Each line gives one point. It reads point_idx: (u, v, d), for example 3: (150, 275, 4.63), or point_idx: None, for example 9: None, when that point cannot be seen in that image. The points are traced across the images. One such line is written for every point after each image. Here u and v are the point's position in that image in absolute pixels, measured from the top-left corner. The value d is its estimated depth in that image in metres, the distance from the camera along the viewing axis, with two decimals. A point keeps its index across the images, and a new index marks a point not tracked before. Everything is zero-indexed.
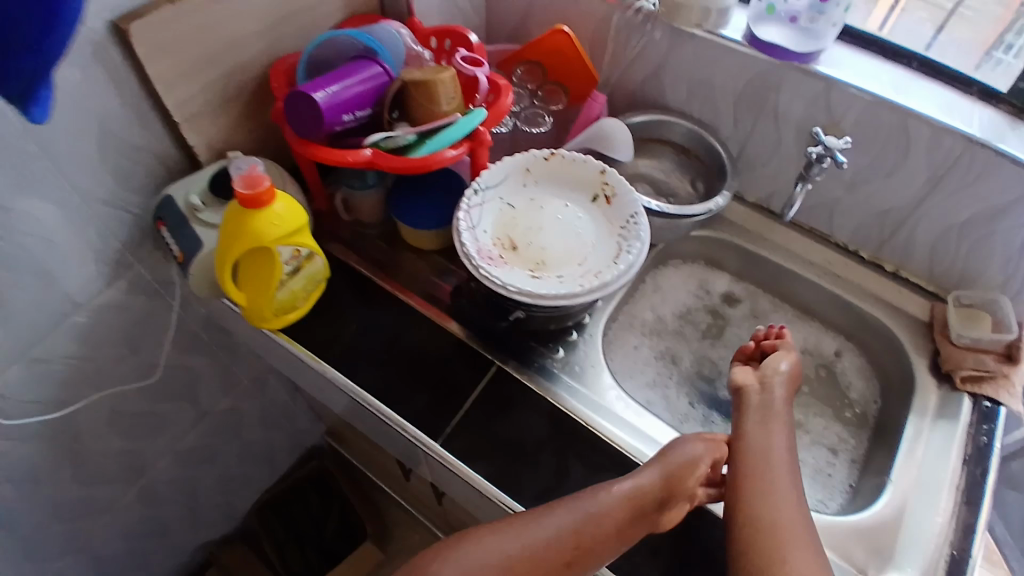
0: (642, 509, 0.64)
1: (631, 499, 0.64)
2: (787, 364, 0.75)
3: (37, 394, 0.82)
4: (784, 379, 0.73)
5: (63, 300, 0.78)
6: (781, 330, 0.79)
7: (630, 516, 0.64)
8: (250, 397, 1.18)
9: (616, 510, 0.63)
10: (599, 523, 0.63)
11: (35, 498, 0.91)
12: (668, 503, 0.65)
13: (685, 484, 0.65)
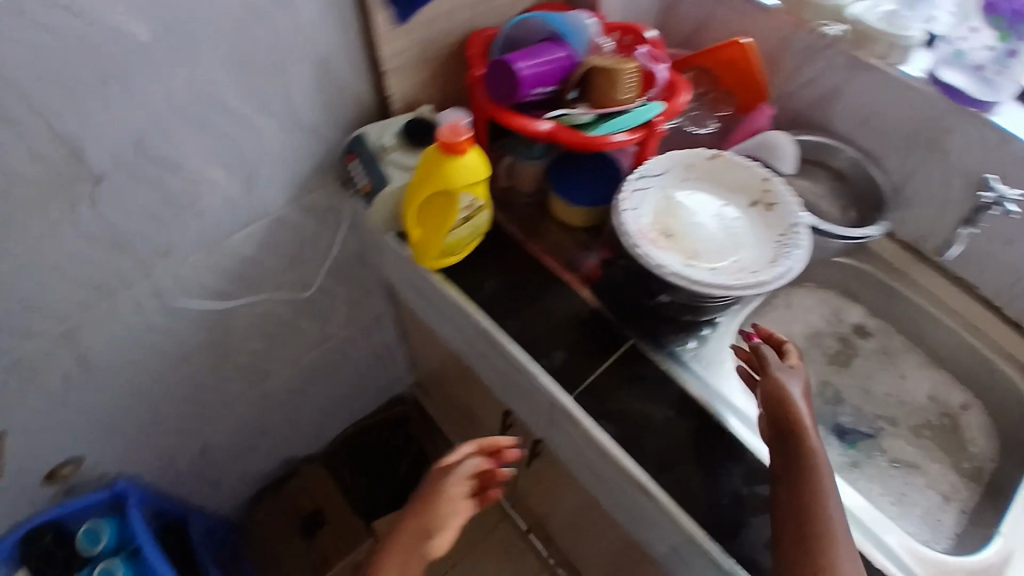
0: (420, 535, 0.68)
1: (400, 534, 0.69)
2: (788, 380, 0.66)
3: (210, 282, 0.90)
4: (791, 398, 0.65)
5: (253, 204, 0.87)
6: (771, 334, 0.72)
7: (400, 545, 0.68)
8: (366, 337, 1.26)
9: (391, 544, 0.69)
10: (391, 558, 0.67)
11: (181, 377, 0.98)
12: (432, 529, 0.68)
13: (441, 490, 0.70)
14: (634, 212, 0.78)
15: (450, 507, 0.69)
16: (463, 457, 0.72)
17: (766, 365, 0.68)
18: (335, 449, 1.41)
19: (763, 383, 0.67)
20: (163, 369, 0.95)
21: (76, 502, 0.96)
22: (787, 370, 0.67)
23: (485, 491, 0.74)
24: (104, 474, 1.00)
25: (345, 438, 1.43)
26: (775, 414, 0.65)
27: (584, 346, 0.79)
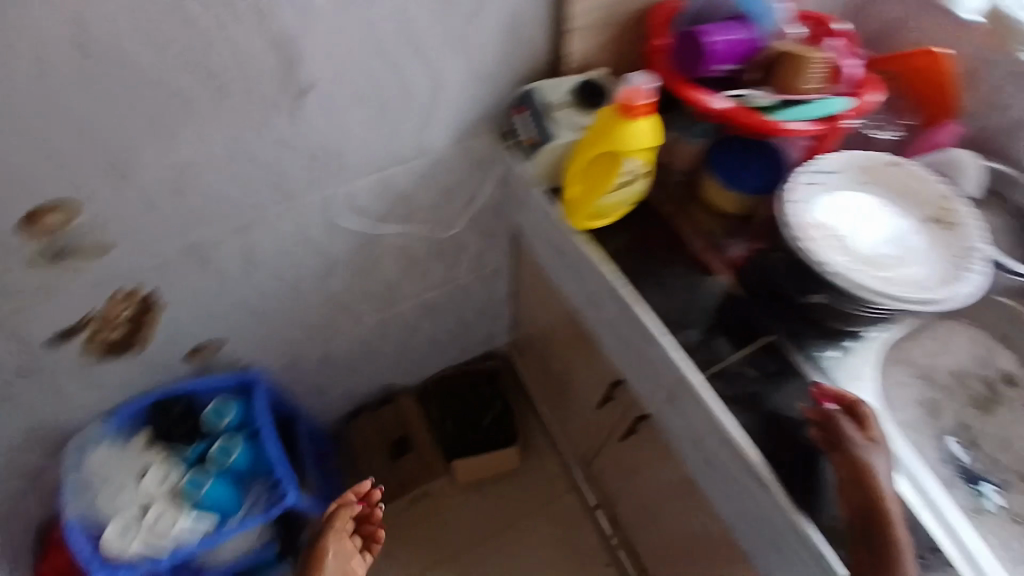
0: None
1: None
2: (872, 458, 0.64)
3: (366, 208, 0.92)
4: (878, 478, 0.63)
5: (418, 142, 0.88)
6: (849, 401, 0.69)
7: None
8: (481, 290, 1.28)
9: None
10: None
11: (319, 291, 1.02)
12: None
13: (342, 516, 0.97)
14: (808, 226, 0.76)
15: (338, 567, 0.95)
16: (346, 510, 0.98)
17: (844, 441, 0.65)
18: (426, 386, 1.49)
19: (843, 458, 0.65)
20: (310, 281, 0.99)
21: (207, 382, 1.02)
22: (868, 447, 0.65)
23: (372, 540, 1.01)
24: (237, 362, 1.05)
25: (438, 378, 1.50)
26: (859, 490, 0.64)
27: (718, 334, 0.78)
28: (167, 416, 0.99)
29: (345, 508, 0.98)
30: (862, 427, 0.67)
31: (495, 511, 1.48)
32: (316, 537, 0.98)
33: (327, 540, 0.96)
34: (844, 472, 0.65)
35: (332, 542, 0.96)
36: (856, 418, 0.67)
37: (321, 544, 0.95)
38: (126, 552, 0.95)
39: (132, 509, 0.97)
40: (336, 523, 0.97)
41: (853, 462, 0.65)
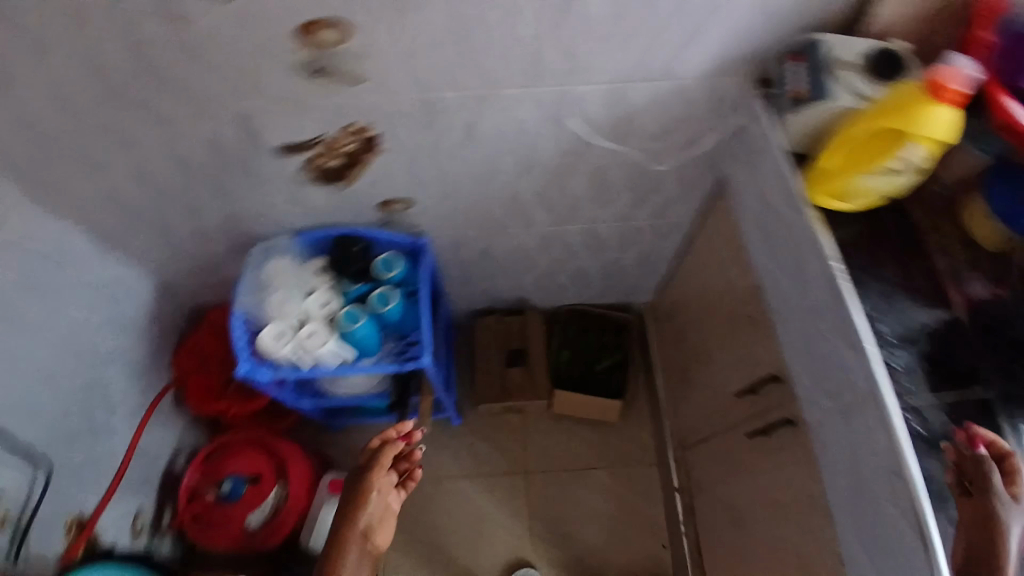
0: (359, 533, 0.98)
1: (349, 515, 0.98)
2: (1008, 516, 0.60)
3: (587, 117, 0.89)
4: (1005, 536, 0.59)
5: (670, 65, 0.82)
6: (1002, 451, 0.63)
7: (347, 536, 0.97)
8: (650, 240, 1.24)
9: (337, 544, 0.96)
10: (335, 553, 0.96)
11: (508, 184, 1.02)
12: (367, 517, 0.99)
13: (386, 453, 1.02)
14: None
15: (377, 498, 1.00)
16: (389, 450, 1.02)
17: (984, 491, 0.61)
18: (558, 314, 1.53)
19: (974, 505, 0.61)
20: (505, 171, 0.99)
21: (388, 234, 1.09)
22: (1009, 504, 0.61)
23: (408, 478, 1.05)
24: (414, 225, 1.11)
25: (572, 310, 1.52)
26: (979, 540, 0.60)
27: (924, 367, 0.70)
28: (348, 250, 1.06)
29: (388, 446, 1.02)
30: (1006, 481, 0.62)
31: (572, 450, 1.51)
32: (360, 472, 1.02)
33: (375, 476, 1.00)
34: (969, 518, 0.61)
35: (379, 480, 1.00)
36: (1003, 470, 0.63)
37: (367, 481, 1.00)
38: (276, 351, 1.04)
39: (293, 316, 1.06)
40: (381, 464, 1.01)
41: (985, 513, 0.61)
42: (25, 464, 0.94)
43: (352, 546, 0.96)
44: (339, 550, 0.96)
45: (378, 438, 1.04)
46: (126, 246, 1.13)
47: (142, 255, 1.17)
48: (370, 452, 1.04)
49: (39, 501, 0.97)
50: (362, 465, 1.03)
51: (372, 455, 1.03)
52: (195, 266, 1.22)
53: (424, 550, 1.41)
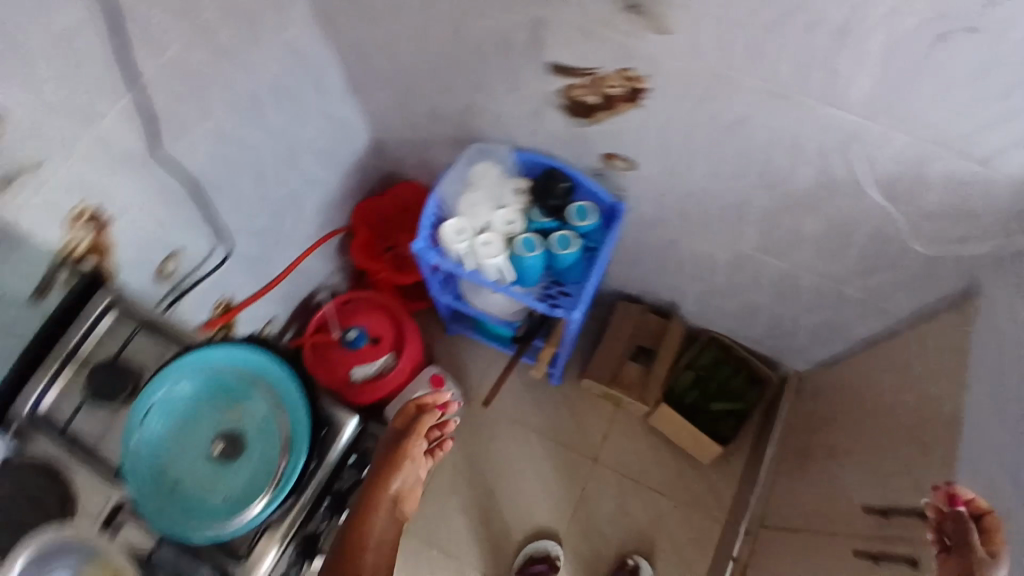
0: (378, 507, 0.84)
1: (378, 486, 0.86)
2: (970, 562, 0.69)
3: (863, 160, 0.82)
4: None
5: (991, 149, 0.72)
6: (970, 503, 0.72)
7: (382, 499, 0.85)
8: (848, 312, 1.13)
9: (369, 510, 0.83)
10: (365, 524, 0.82)
11: (738, 189, 0.98)
12: (390, 490, 0.86)
13: (421, 424, 0.95)
14: None
15: (412, 467, 0.91)
16: (424, 418, 0.96)
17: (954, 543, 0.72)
18: (699, 337, 1.46)
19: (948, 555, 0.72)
20: (744, 176, 0.94)
21: (595, 185, 1.09)
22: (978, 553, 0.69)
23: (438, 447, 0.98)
24: (623, 188, 1.09)
25: (715, 340, 1.44)
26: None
27: None
28: (552, 184, 1.08)
29: (426, 414, 0.96)
30: (982, 537, 0.70)
31: (648, 463, 1.46)
32: (390, 440, 0.94)
33: (411, 446, 0.92)
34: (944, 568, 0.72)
35: (414, 446, 0.93)
36: (981, 525, 0.71)
37: (398, 449, 0.91)
38: (452, 244, 1.10)
39: (478, 221, 1.11)
40: (416, 432, 0.94)
41: (957, 564, 0.70)
42: (212, 237, 1.07)
43: (384, 509, 0.85)
44: (369, 519, 0.83)
45: (413, 405, 0.98)
46: (370, 96, 1.23)
47: (378, 109, 1.26)
48: (403, 419, 0.97)
49: (213, 272, 1.10)
50: (392, 432, 0.95)
51: (406, 422, 0.96)
52: (413, 137, 1.29)
53: (475, 475, 1.45)
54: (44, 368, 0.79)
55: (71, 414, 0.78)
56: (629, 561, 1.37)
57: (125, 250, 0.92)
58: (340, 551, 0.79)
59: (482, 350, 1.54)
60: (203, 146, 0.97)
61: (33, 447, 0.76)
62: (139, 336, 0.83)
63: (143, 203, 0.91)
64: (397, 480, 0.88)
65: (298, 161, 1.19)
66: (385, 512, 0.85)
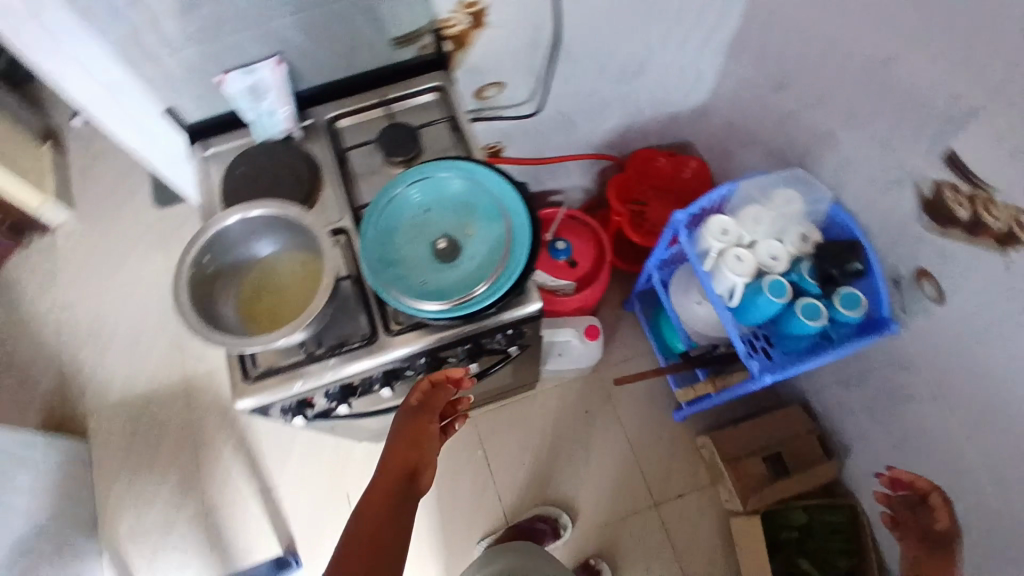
0: (387, 498, 0.69)
1: (387, 476, 0.71)
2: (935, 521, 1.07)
3: None
4: (927, 526, 1.11)
5: None
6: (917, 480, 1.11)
7: (393, 488, 0.70)
8: None
9: (372, 507, 0.68)
10: (372, 522, 0.66)
11: None
12: (404, 478, 0.72)
13: (432, 402, 0.80)
14: None
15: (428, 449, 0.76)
16: (441, 392, 0.81)
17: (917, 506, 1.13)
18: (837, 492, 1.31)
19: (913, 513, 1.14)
20: None
21: (883, 290, 1.00)
22: (936, 519, 1.07)
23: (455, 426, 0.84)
24: (911, 310, 1.00)
25: (853, 509, 1.28)
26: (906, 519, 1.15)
27: None
28: (840, 257, 1.02)
29: (442, 389, 0.82)
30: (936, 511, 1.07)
31: (698, 547, 1.35)
32: (402, 415, 0.79)
33: (420, 425, 0.77)
34: (910, 538, 1.14)
35: (429, 424, 0.78)
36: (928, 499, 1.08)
37: (413, 426, 0.77)
38: (710, 239, 1.07)
39: (747, 236, 1.08)
40: (429, 411, 0.79)
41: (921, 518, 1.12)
42: (529, 94, 1.11)
43: (391, 496, 0.69)
44: (376, 514, 0.67)
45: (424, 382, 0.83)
46: (742, 68, 1.18)
47: (739, 83, 1.22)
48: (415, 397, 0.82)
49: (510, 118, 1.16)
50: (408, 408, 0.80)
51: (419, 397, 0.81)
52: (746, 128, 1.24)
53: (552, 429, 1.46)
54: (361, 99, 0.94)
55: (354, 144, 0.92)
56: (591, 560, 1.33)
57: (471, 56, 0.99)
58: (344, 560, 0.62)
59: (640, 342, 1.52)
60: (600, 19, 1.00)
61: (319, 144, 0.92)
62: (440, 124, 0.92)
63: (518, 24, 0.95)
64: (406, 464, 0.72)
65: (642, 81, 1.21)
66: (398, 500, 0.69)
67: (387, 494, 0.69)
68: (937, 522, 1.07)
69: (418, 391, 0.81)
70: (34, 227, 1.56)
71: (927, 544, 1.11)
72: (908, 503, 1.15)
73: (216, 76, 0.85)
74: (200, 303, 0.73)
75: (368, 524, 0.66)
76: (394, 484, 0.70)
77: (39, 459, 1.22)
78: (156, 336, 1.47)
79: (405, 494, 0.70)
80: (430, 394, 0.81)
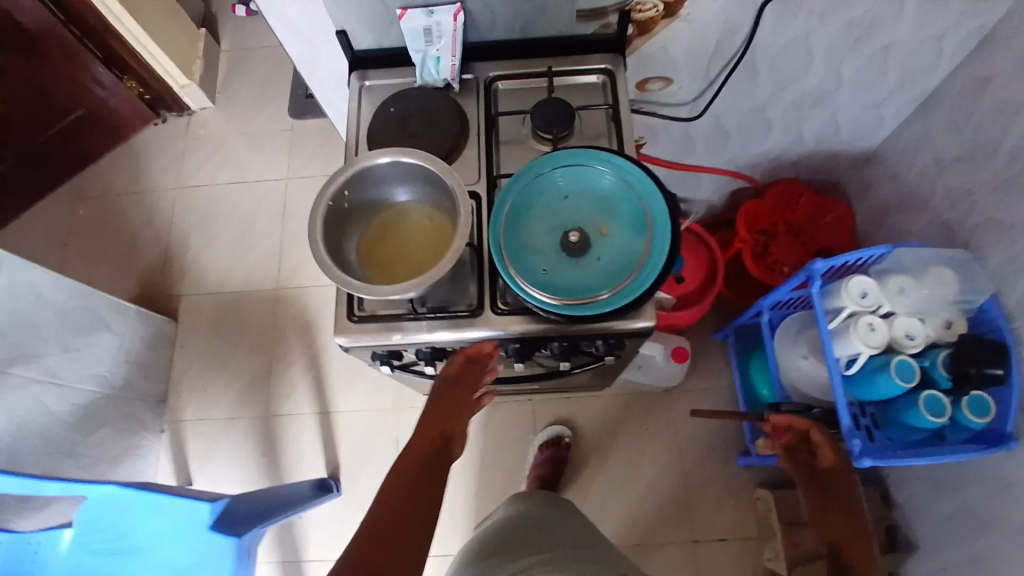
0: (424, 466, 0.72)
1: (427, 440, 0.75)
2: (823, 452, 0.93)
3: None
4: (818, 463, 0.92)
5: None
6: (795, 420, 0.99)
7: (429, 452, 0.74)
8: None
9: (402, 477, 0.71)
10: (399, 489, 0.69)
11: None
12: (429, 446, 0.74)
13: (469, 382, 0.80)
14: None
15: (452, 409, 0.77)
16: (477, 367, 0.80)
17: (803, 451, 0.96)
18: None
19: (801, 461, 0.95)
20: None
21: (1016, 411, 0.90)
22: (823, 452, 0.93)
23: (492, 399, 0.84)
24: None
25: None
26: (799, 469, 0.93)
27: None
28: (985, 356, 0.91)
29: (477, 364, 0.80)
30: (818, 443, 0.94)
31: None
32: (439, 385, 0.80)
33: (458, 397, 0.78)
34: (804, 484, 0.90)
35: (465, 397, 0.79)
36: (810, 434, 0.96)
37: (447, 397, 0.78)
38: (846, 297, 0.98)
39: (887, 306, 0.98)
40: (466, 385, 0.79)
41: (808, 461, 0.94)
42: (692, 96, 1.04)
43: (420, 461, 0.72)
44: (413, 481, 0.70)
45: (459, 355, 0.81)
46: (928, 125, 1.07)
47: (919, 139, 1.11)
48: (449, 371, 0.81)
49: (664, 118, 1.09)
50: (444, 378, 0.80)
51: (455, 372, 0.80)
52: (915, 188, 1.13)
53: (607, 435, 1.44)
54: (525, 66, 0.91)
55: (506, 111, 0.89)
56: None
57: (645, 48, 0.93)
58: (365, 529, 0.66)
59: (721, 376, 1.45)
60: (791, 37, 0.92)
61: (471, 102, 0.90)
62: (600, 111, 0.87)
63: (706, 23, 0.89)
64: (436, 432, 0.76)
65: (812, 113, 1.11)
66: (436, 466, 0.73)
67: (416, 460, 0.73)
68: (821, 457, 0.93)
69: (454, 370, 0.80)
70: (176, 106, 1.64)
71: (820, 484, 0.89)
72: (797, 455, 0.95)
73: (396, 9, 0.83)
74: (328, 237, 0.72)
75: (393, 492, 0.69)
76: (432, 464, 0.73)
77: (127, 327, 1.32)
78: (260, 239, 1.52)
79: (434, 456, 0.73)
80: (464, 369, 0.80)
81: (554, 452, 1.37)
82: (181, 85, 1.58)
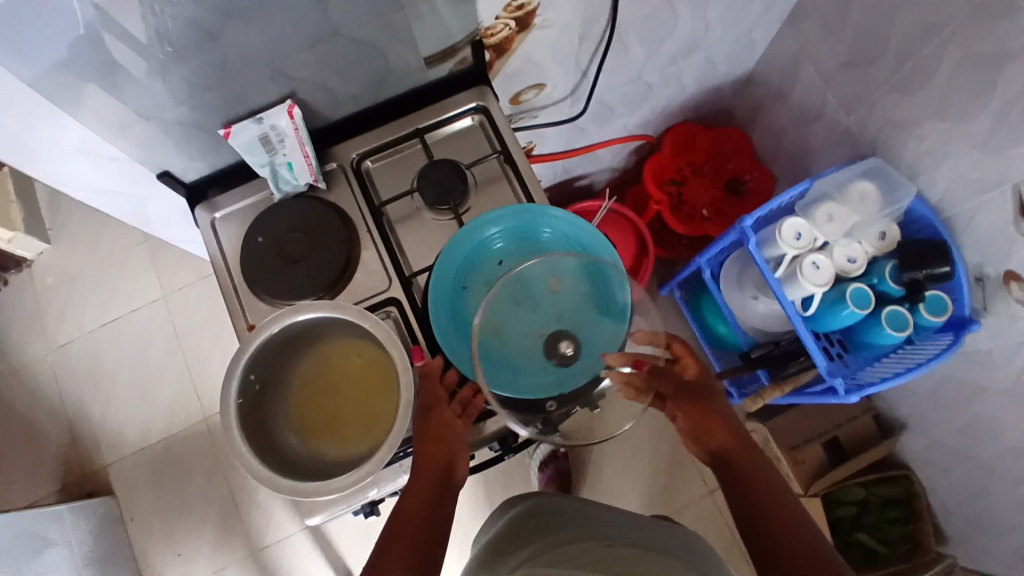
0: (426, 513, 0.60)
1: (426, 480, 0.62)
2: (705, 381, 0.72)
3: None
4: (703, 396, 0.70)
5: None
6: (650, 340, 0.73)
7: (430, 496, 0.61)
8: None
9: (404, 534, 0.59)
10: (401, 549, 0.58)
11: None
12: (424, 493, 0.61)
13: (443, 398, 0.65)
14: None
15: (440, 438, 0.63)
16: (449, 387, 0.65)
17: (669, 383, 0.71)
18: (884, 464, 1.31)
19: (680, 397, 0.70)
20: None
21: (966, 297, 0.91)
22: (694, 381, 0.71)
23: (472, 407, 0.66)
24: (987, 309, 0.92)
25: (906, 477, 1.26)
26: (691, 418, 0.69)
27: None
28: (929, 257, 0.90)
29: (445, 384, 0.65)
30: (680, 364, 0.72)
31: None
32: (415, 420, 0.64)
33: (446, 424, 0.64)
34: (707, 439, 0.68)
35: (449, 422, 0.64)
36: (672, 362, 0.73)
37: (428, 428, 0.63)
38: (783, 244, 0.97)
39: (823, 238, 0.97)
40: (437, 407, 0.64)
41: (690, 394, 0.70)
42: (570, 90, 0.96)
43: (423, 508, 0.60)
44: (413, 537, 0.59)
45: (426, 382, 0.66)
46: (802, 38, 1.04)
47: (794, 53, 1.07)
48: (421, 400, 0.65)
49: (548, 118, 1.01)
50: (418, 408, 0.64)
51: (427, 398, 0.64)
52: (807, 101, 1.11)
53: None
54: (389, 132, 0.79)
55: (389, 191, 0.78)
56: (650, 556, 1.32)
57: (506, 65, 0.84)
58: None
59: (682, 329, 1.44)
60: (653, 4, 0.85)
61: (345, 195, 0.78)
62: (492, 160, 0.77)
63: (563, 24, 0.80)
64: (432, 469, 0.62)
65: (690, 63, 1.06)
66: (438, 510, 0.61)
67: (411, 512, 0.60)
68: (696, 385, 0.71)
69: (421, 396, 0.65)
70: (12, 263, 1.40)
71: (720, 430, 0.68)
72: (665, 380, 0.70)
73: (219, 130, 0.70)
74: (254, 434, 0.63)
75: (390, 554, 0.57)
76: (432, 506, 0.61)
77: (70, 529, 1.15)
78: (167, 373, 1.36)
79: (433, 497, 0.61)
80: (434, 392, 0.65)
81: (555, 467, 1.33)
82: (7, 240, 1.34)
